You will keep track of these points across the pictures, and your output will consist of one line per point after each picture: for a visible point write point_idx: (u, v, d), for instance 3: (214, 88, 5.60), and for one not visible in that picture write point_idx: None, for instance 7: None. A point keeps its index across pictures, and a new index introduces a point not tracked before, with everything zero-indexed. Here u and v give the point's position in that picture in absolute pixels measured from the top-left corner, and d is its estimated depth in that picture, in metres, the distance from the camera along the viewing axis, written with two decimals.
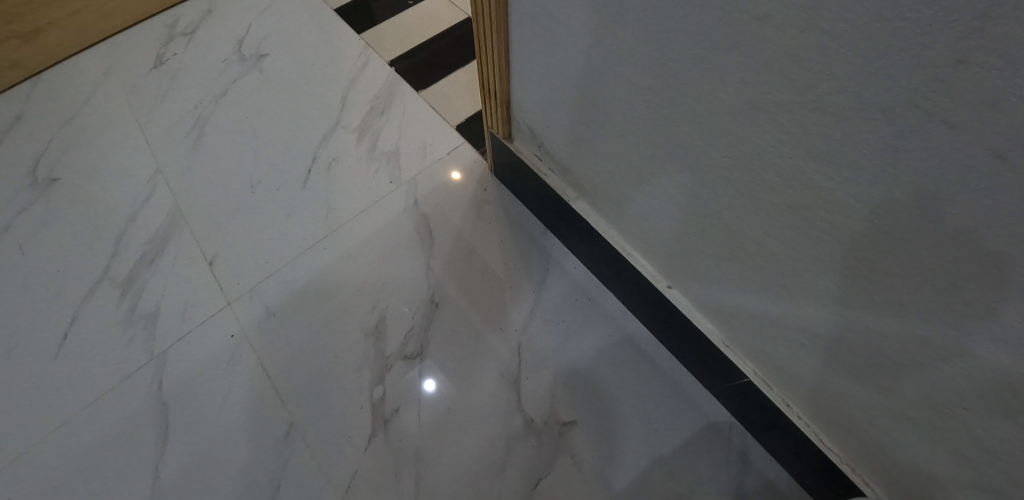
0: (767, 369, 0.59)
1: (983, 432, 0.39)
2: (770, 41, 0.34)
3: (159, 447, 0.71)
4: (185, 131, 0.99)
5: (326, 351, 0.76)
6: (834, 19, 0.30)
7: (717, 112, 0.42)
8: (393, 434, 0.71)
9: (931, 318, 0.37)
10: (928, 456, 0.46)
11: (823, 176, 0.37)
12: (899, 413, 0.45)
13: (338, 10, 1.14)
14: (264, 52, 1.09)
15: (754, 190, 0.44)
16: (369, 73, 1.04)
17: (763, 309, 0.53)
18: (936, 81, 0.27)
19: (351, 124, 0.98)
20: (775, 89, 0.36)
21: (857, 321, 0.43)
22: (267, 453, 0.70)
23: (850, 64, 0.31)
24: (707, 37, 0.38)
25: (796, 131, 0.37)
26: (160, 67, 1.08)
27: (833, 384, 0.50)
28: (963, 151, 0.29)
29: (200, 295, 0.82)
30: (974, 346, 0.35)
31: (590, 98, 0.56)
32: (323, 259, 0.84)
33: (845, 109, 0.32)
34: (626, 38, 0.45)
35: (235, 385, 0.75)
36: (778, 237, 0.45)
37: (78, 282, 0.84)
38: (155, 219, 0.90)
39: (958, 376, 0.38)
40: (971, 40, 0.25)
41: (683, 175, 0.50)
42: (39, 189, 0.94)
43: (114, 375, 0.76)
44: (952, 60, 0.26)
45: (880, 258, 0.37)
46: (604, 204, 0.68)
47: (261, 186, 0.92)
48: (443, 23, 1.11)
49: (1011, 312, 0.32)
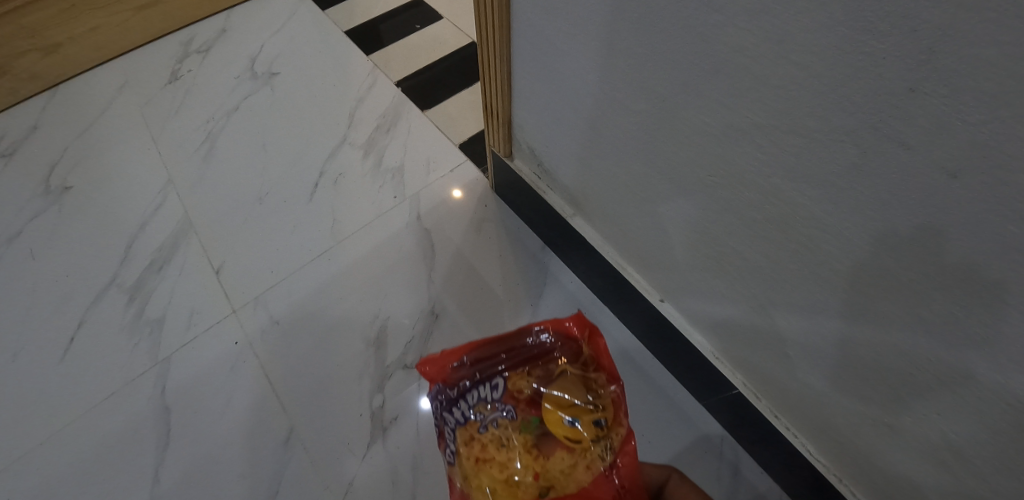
0: (756, 381, 0.61)
1: (957, 438, 0.41)
2: (747, 70, 0.37)
3: (161, 450, 0.73)
4: (197, 144, 1.03)
5: (328, 361, 0.79)
6: (802, 51, 0.33)
7: (702, 134, 0.44)
8: (391, 442, 0.72)
9: (903, 328, 0.39)
10: (908, 463, 0.47)
11: (799, 194, 0.40)
12: (879, 421, 0.47)
13: (348, 32, 1.19)
14: (275, 70, 1.13)
15: (739, 208, 0.46)
16: (376, 93, 1.08)
17: (750, 322, 0.55)
18: (893, 107, 0.30)
19: (358, 141, 1.01)
20: (753, 113, 0.39)
21: (836, 331, 0.45)
22: (267, 458, 0.72)
23: (818, 92, 0.33)
24: (692, 66, 0.41)
25: (773, 151, 0.39)
26: (174, 83, 1.12)
27: (818, 395, 0.52)
28: (921, 172, 0.31)
29: (205, 303, 0.84)
30: (942, 353, 0.38)
31: (586, 120, 0.59)
32: (327, 270, 0.87)
33: (816, 132, 0.35)
34: (617, 63, 0.48)
35: (237, 390, 0.77)
36: (762, 252, 0.47)
37: (87, 288, 0.87)
38: (165, 228, 0.93)
39: (932, 384, 0.40)
40: (919, 72, 0.28)
41: (672, 191, 0.53)
42: (52, 197, 0.97)
43: (120, 378, 0.78)
44: (904, 88, 0.29)
45: (854, 272, 0.40)
46: (600, 221, 0.70)
47: (269, 198, 0.95)
48: (449, 46, 1.16)
49: (975, 321, 0.34)
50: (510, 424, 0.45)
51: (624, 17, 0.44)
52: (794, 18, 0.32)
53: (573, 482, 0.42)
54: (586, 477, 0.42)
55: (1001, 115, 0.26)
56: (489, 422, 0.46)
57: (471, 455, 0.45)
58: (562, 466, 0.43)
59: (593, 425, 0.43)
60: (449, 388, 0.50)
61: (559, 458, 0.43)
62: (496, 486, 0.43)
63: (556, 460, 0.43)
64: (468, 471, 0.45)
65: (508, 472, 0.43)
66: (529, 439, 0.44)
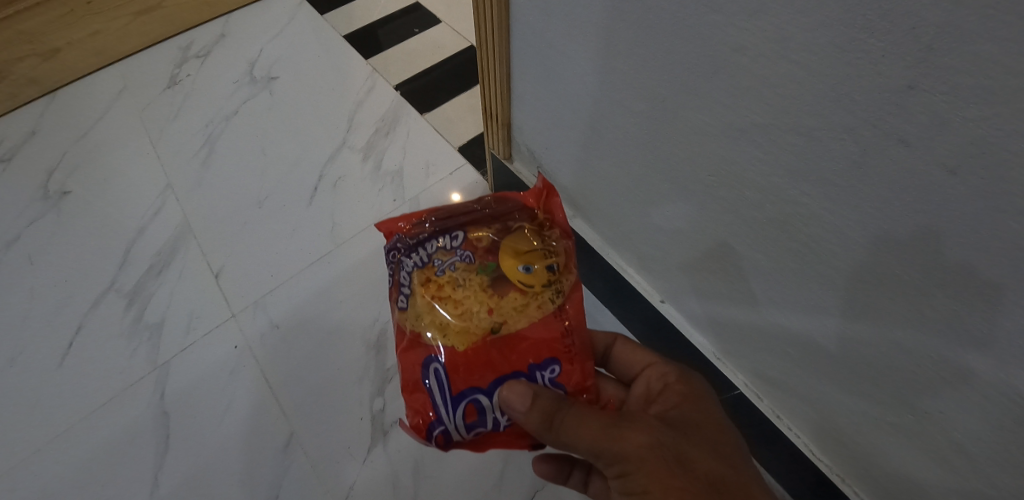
0: (758, 380, 0.60)
1: (959, 435, 0.41)
2: (746, 70, 0.37)
3: (161, 455, 0.72)
4: (196, 148, 1.03)
5: (328, 364, 0.78)
6: (800, 50, 0.33)
7: (702, 134, 0.45)
8: (392, 446, 0.72)
9: (904, 325, 0.39)
10: (910, 461, 0.47)
11: (799, 192, 0.40)
12: (881, 419, 0.47)
13: (347, 36, 1.19)
14: (274, 74, 1.13)
15: (739, 207, 0.46)
16: (375, 96, 1.09)
17: (751, 321, 0.55)
18: (892, 105, 0.30)
19: (357, 144, 1.02)
20: (753, 112, 0.39)
21: (837, 330, 0.45)
22: (267, 462, 0.72)
23: (817, 91, 0.34)
24: (691, 67, 0.41)
25: (772, 150, 0.39)
26: (172, 87, 1.12)
27: (820, 393, 0.52)
28: (922, 169, 0.31)
29: (204, 307, 0.84)
30: (942, 350, 0.38)
31: (585, 120, 0.59)
32: (326, 274, 0.87)
33: (816, 130, 0.35)
34: (616, 64, 0.48)
35: (237, 394, 0.76)
36: (763, 251, 0.47)
37: (86, 293, 0.86)
38: (164, 233, 0.92)
39: (934, 381, 0.40)
40: (919, 69, 0.28)
41: (671, 190, 0.53)
42: (50, 202, 0.97)
43: (119, 383, 0.78)
44: (903, 85, 0.29)
45: (856, 270, 0.40)
46: (600, 222, 0.70)
47: (268, 202, 0.95)
48: (448, 50, 1.16)
49: (977, 318, 0.34)
50: (467, 267, 0.49)
51: (623, 18, 0.44)
52: (793, 17, 0.32)
53: (524, 317, 0.47)
54: (532, 314, 0.47)
55: (1002, 111, 0.27)
56: (448, 265, 0.49)
57: (427, 293, 0.48)
58: (515, 305, 0.47)
59: (545, 270, 0.48)
60: (408, 238, 0.52)
61: (511, 297, 0.47)
62: (451, 319, 0.47)
63: (509, 298, 0.47)
64: (423, 308, 0.48)
65: (463, 307, 0.47)
66: (485, 279, 0.48)
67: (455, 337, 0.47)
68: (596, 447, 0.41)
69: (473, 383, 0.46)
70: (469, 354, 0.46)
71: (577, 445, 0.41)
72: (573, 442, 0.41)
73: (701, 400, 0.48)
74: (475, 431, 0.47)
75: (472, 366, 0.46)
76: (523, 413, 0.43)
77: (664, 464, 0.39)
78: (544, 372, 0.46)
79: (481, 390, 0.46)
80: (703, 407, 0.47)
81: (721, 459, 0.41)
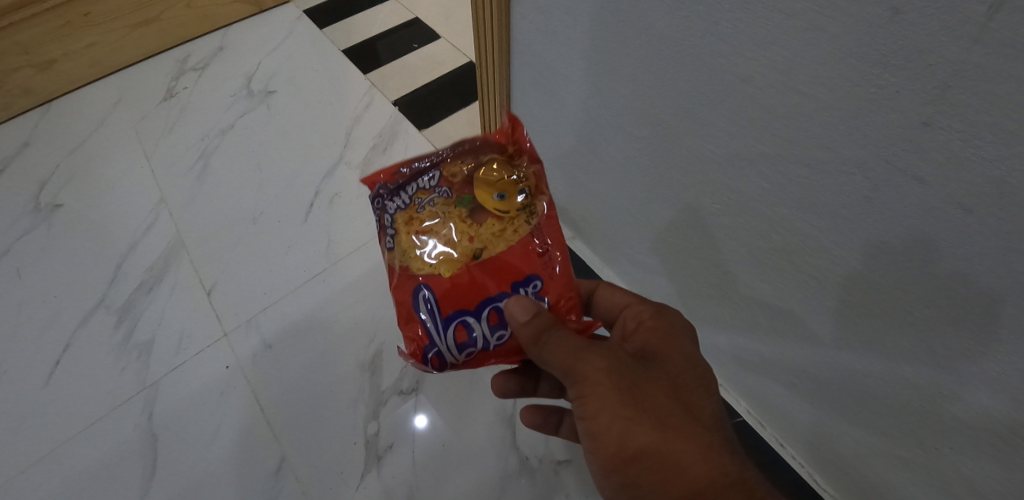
0: (761, 409, 0.59)
1: (970, 472, 0.40)
2: (753, 99, 0.36)
3: (147, 479, 0.70)
4: (191, 161, 1.02)
5: (322, 384, 0.77)
6: (811, 82, 0.32)
7: (706, 161, 0.44)
8: (386, 472, 0.70)
9: (915, 360, 0.38)
10: (920, 496, 0.46)
11: (807, 224, 0.39)
12: (889, 452, 0.46)
13: (345, 51, 1.19)
14: (272, 88, 1.12)
15: (745, 236, 0.45)
16: (373, 111, 1.08)
17: (754, 348, 0.53)
18: (905, 141, 0.30)
19: (354, 160, 1.01)
20: (759, 142, 0.38)
21: (843, 362, 0.44)
22: (258, 488, 0.69)
23: (826, 123, 0.33)
24: (695, 95, 0.40)
25: (780, 181, 0.39)
26: (169, 99, 1.11)
27: (827, 425, 0.51)
28: (932, 205, 0.31)
29: (196, 325, 0.82)
30: (952, 386, 0.37)
31: (585, 141, 0.58)
32: (322, 292, 0.85)
33: (825, 164, 0.35)
34: (619, 88, 0.48)
35: (227, 416, 0.74)
36: (767, 280, 0.46)
37: (75, 309, 0.84)
38: (157, 247, 0.91)
39: (946, 416, 0.39)
40: (934, 106, 0.27)
41: (675, 216, 0.52)
42: (41, 215, 0.95)
43: (105, 403, 0.75)
44: (918, 122, 0.28)
45: (863, 303, 0.39)
46: (599, 243, 0.69)
47: (263, 217, 0.94)
48: (446, 66, 1.16)
49: (988, 356, 0.34)
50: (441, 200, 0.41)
51: (626, 43, 0.43)
52: (803, 49, 0.31)
53: (502, 242, 0.40)
54: (506, 231, 0.40)
55: (1019, 151, 0.26)
56: (427, 202, 0.41)
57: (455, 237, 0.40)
58: (494, 230, 0.40)
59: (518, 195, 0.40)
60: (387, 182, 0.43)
61: (490, 223, 0.40)
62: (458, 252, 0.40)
63: (486, 225, 0.40)
64: (409, 246, 0.41)
65: (460, 250, 0.40)
66: (462, 211, 0.41)
67: (441, 266, 0.40)
68: (568, 366, 0.36)
69: (496, 293, 0.39)
70: (497, 265, 0.39)
71: (553, 363, 0.37)
72: (548, 361, 0.37)
73: (674, 336, 0.40)
74: (501, 339, 0.39)
75: (460, 291, 0.39)
76: (524, 323, 0.37)
77: (615, 391, 0.35)
78: (530, 290, 0.39)
79: (471, 312, 0.39)
80: (674, 343, 0.40)
81: (671, 393, 0.36)
